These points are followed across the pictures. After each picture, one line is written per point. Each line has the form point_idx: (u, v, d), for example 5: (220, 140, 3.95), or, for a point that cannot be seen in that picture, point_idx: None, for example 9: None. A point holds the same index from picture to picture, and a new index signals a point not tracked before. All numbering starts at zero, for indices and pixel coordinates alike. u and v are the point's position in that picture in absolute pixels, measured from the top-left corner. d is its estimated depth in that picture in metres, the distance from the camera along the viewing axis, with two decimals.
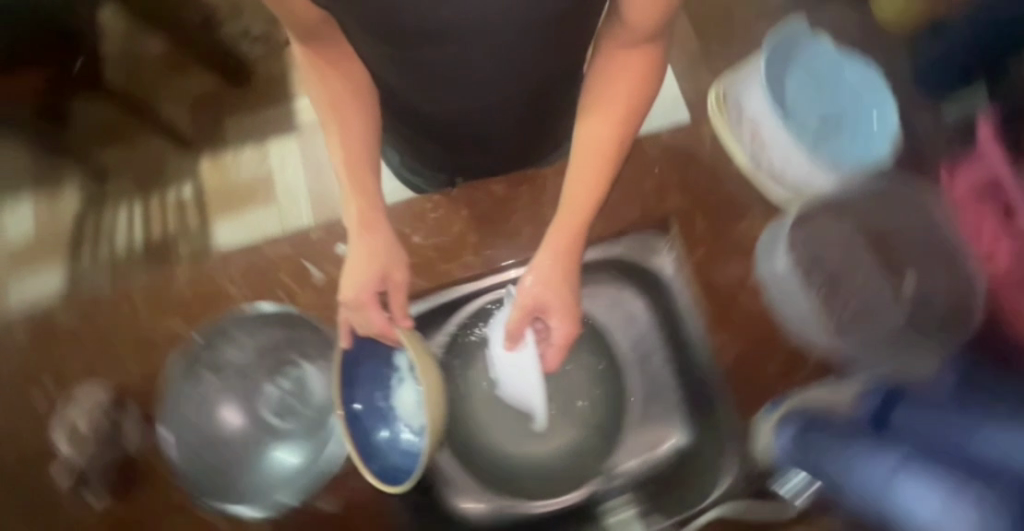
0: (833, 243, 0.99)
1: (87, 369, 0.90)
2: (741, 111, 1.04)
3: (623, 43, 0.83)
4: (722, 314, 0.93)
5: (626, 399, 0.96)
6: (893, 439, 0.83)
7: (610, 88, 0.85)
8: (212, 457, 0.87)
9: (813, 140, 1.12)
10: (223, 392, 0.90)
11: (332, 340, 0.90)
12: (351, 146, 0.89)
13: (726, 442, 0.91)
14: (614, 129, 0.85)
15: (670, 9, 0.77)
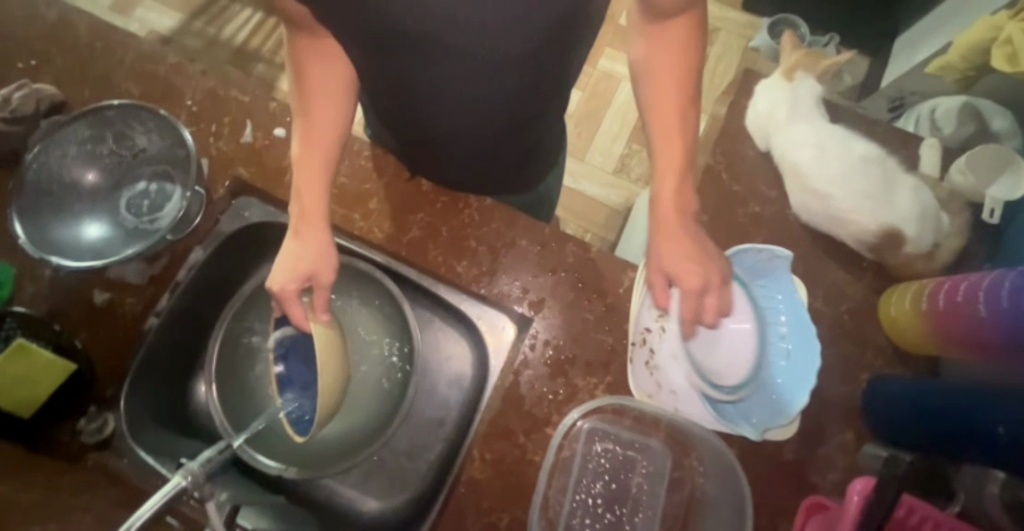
0: (675, 380, 0.82)
1: (61, 81, 1.02)
2: None
3: (666, 93, 0.75)
4: (531, 424, 0.83)
5: (415, 418, 0.94)
6: (517, 493, 0.81)
7: (656, 111, 0.76)
8: (56, 186, 0.90)
9: (784, 311, 0.83)
10: (87, 202, 0.91)
11: (196, 192, 0.91)
12: (320, 138, 0.79)
13: (392, 441, 0.94)
14: (682, 154, 0.75)
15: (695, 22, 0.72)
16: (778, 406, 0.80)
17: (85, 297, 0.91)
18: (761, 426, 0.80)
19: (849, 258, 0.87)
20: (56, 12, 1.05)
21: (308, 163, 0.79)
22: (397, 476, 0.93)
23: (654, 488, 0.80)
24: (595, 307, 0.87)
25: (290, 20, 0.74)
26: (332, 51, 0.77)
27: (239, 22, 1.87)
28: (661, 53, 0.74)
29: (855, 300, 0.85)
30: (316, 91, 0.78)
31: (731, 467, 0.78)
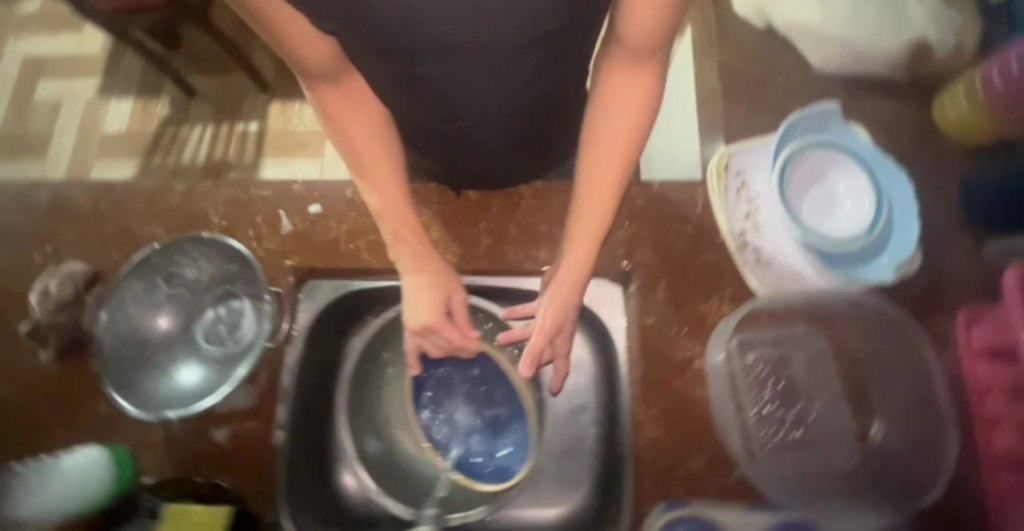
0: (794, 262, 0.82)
1: (83, 252, 1.00)
2: (736, 154, 0.87)
3: (619, 138, 0.78)
4: (678, 365, 0.84)
5: (558, 415, 0.94)
6: (698, 428, 0.82)
7: (600, 148, 0.79)
8: (132, 350, 0.88)
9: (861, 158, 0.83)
10: (171, 351, 0.90)
11: (272, 293, 0.92)
12: (382, 172, 0.82)
13: (548, 445, 0.93)
14: (607, 207, 0.80)
15: (660, 48, 0.71)
16: (901, 242, 0.80)
17: (206, 439, 0.89)
18: (894, 266, 0.79)
19: (888, 87, 0.89)
20: (49, 192, 1.04)
21: (385, 198, 0.82)
22: (570, 474, 0.91)
23: (824, 366, 0.80)
24: (685, 233, 0.87)
25: (314, 73, 0.74)
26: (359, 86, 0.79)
27: (197, 142, 1.86)
28: (634, 78, 0.75)
29: (914, 121, 0.87)
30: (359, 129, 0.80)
31: (890, 315, 0.78)
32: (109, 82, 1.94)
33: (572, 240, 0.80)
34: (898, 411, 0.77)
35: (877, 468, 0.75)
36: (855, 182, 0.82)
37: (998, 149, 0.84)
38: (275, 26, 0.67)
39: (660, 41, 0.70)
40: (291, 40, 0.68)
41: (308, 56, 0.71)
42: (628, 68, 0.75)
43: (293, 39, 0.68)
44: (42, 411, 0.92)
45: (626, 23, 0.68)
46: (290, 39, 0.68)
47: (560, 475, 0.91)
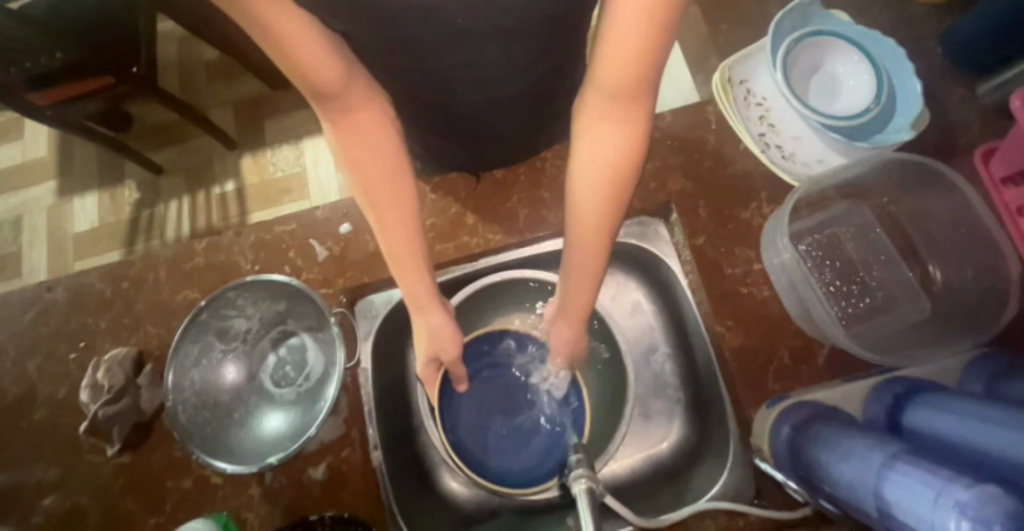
0: (814, 148, 0.88)
1: (120, 336, 0.96)
2: (734, 69, 0.94)
3: (599, 183, 0.60)
4: (740, 272, 0.87)
5: (639, 357, 0.93)
6: (778, 325, 0.84)
7: (585, 202, 0.62)
8: (210, 411, 0.87)
9: (848, 37, 0.90)
10: (248, 403, 0.89)
11: (336, 315, 0.92)
12: (393, 207, 0.68)
13: (638, 386, 0.91)
14: (596, 264, 0.67)
15: (646, 86, 0.53)
16: (905, 102, 0.87)
17: (306, 480, 0.87)
18: (907, 124, 0.86)
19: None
20: (63, 287, 0.99)
21: (394, 238, 0.69)
22: (668, 409, 0.90)
23: (866, 234, 0.86)
24: (708, 152, 0.91)
25: (318, 92, 0.60)
26: (366, 95, 0.63)
27: (170, 214, 1.54)
28: (616, 124, 0.57)
29: (869, 7, 0.96)
30: (364, 155, 0.65)
31: (927, 165, 0.80)
32: (66, 180, 1.60)
33: (572, 273, 0.69)
34: (944, 255, 0.83)
35: (944, 308, 0.82)
36: (848, 61, 0.90)
37: (944, 10, 0.94)
38: (276, 35, 0.54)
39: (648, 73, 0.52)
40: (291, 50, 0.55)
41: (311, 71, 0.57)
42: (606, 112, 0.57)
43: (294, 45, 0.55)
44: (127, 505, 0.89)
45: (608, 43, 0.51)
46: (287, 45, 0.55)
47: (660, 413, 0.90)
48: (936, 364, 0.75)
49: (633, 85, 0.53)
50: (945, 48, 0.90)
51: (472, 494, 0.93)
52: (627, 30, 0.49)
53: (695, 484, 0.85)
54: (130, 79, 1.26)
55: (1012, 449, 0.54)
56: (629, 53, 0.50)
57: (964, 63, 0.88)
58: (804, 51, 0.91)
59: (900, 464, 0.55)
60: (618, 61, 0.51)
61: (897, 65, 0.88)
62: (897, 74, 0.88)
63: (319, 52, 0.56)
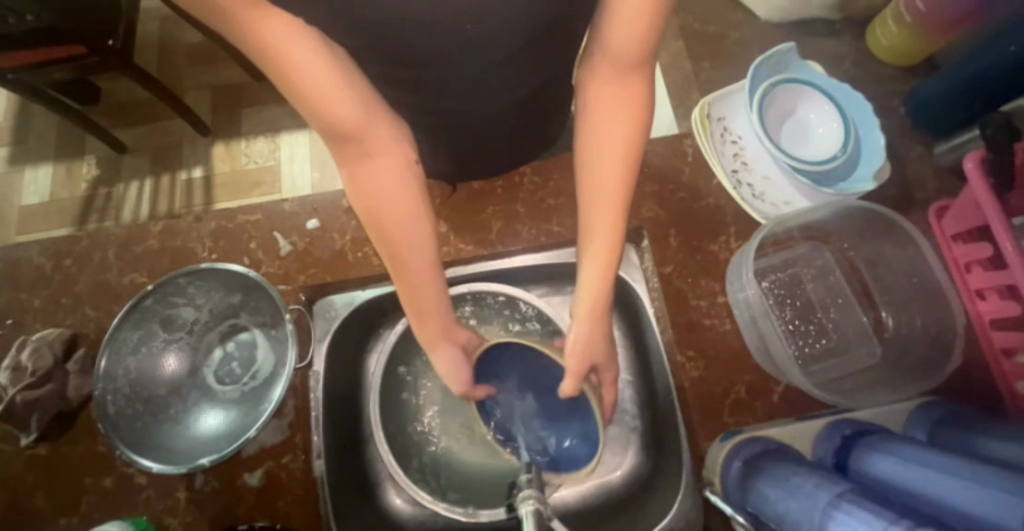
0: (784, 189, 0.91)
1: (54, 317, 0.90)
2: (714, 107, 0.97)
3: (614, 143, 0.66)
4: (705, 304, 0.88)
5: None
6: (738, 359, 0.85)
7: (602, 156, 0.66)
8: (144, 404, 0.82)
9: (821, 87, 0.94)
10: (188, 399, 0.84)
11: (292, 312, 0.88)
12: (404, 220, 0.66)
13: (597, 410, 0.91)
14: (614, 231, 0.67)
15: (650, 52, 0.60)
16: (869, 154, 0.91)
17: (239, 486, 0.81)
18: (869, 175, 0.90)
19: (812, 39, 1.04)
20: None
21: (410, 258, 0.68)
22: (625, 435, 0.89)
23: (825, 276, 0.89)
24: (682, 183, 0.93)
25: (333, 129, 0.59)
26: (382, 126, 0.62)
27: (129, 193, 1.47)
28: (624, 89, 0.64)
29: (841, 64, 1.02)
30: (378, 186, 0.64)
31: (884, 216, 0.84)
32: (22, 147, 1.51)
33: (588, 248, 0.69)
34: (898, 303, 0.86)
35: (895, 354, 0.85)
36: (819, 110, 0.94)
37: (909, 75, 1.00)
38: (290, 74, 0.54)
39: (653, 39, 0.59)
40: (305, 90, 0.55)
41: (327, 107, 0.56)
42: (616, 80, 0.64)
43: (307, 84, 0.54)
44: (36, 501, 0.81)
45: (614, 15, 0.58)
46: (300, 83, 0.54)
47: (617, 439, 0.89)
48: (884, 407, 0.77)
49: (638, 51, 0.60)
50: (909, 108, 0.96)
51: (415, 512, 0.88)
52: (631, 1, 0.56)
53: (646, 515, 0.83)
54: (105, 51, 1.22)
55: (949, 494, 0.55)
56: (635, 21, 0.57)
57: (928, 127, 0.94)
58: (780, 96, 0.94)
59: (844, 504, 0.55)
60: (623, 28, 0.58)
61: (864, 119, 0.93)
62: (863, 127, 0.93)
63: (333, 86, 0.56)
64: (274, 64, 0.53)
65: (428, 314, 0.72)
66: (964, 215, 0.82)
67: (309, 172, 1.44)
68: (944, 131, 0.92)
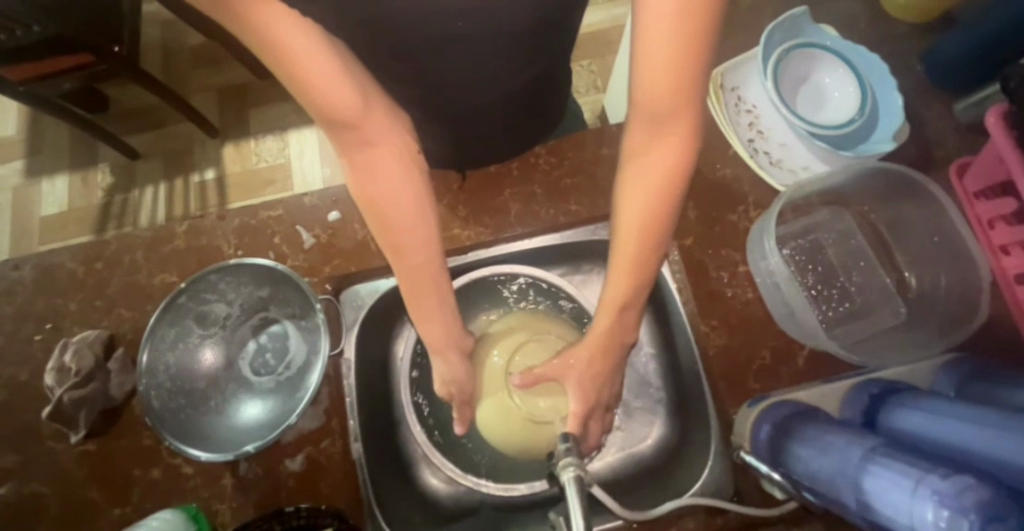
0: (801, 155, 0.91)
1: (91, 319, 0.92)
2: (726, 76, 0.96)
3: (644, 201, 0.64)
4: (726, 274, 0.88)
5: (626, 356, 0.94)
6: (762, 326, 0.86)
7: (635, 213, 0.64)
8: (184, 397, 0.85)
9: (836, 49, 0.93)
10: (228, 392, 0.87)
11: (321, 301, 0.90)
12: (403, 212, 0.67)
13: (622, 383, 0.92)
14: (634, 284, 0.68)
15: (685, 111, 0.58)
16: (887, 115, 0.91)
17: (282, 472, 0.84)
18: (887, 136, 0.90)
19: (823, 4, 1.02)
20: (30, 266, 0.94)
21: (414, 249, 0.68)
22: (651, 406, 0.91)
23: (845, 239, 0.89)
24: (698, 155, 0.93)
25: (332, 119, 0.59)
26: (380, 115, 0.63)
27: (145, 197, 1.48)
28: (660, 146, 0.61)
29: (853, 27, 1.01)
30: (380, 178, 0.65)
31: (906, 175, 0.83)
32: (37, 158, 1.53)
33: (612, 294, 0.69)
34: (920, 263, 0.87)
35: (919, 314, 0.85)
36: (834, 73, 0.93)
37: (923, 35, 0.99)
38: (288, 59, 0.54)
39: (690, 94, 0.57)
40: (303, 76, 0.55)
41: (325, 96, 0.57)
42: (649, 137, 0.61)
43: (304, 71, 0.55)
44: (88, 495, 0.84)
45: (642, 70, 0.56)
46: (297, 71, 0.55)
47: (644, 411, 0.91)
48: (911, 366, 0.77)
49: (673, 110, 0.57)
50: (927, 70, 0.95)
51: (452, 490, 0.91)
52: (657, 59, 0.54)
53: (677, 481, 0.85)
54: (110, 57, 1.22)
55: (984, 444, 0.56)
56: (666, 73, 0.55)
57: (932, 64, 0.93)
58: (792, 62, 0.94)
59: (879, 458, 0.56)
60: (654, 80, 0.55)
61: (880, 81, 0.92)
62: (881, 87, 0.92)
63: (331, 73, 0.56)
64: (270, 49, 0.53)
65: (436, 304, 0.72)
66: (984, 170, 0.82)
67: (320, 167, 1.46)
68: (941, 77, 0.93)
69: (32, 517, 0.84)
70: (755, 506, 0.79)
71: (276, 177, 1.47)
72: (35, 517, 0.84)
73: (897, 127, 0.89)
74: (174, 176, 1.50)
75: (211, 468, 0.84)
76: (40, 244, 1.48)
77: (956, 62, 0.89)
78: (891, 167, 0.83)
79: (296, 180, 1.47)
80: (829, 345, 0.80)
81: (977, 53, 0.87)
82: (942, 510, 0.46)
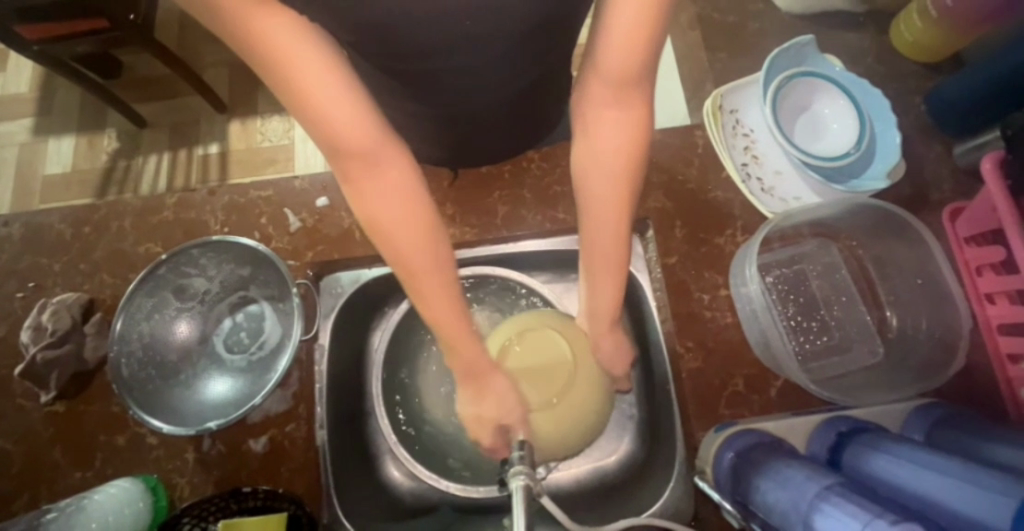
0: (795, 185, 0.90)
1: (73, 281, 0.93)
2: (726, 98, 0.96)
3: (607, 171, 0.63)
4: (707, 296, 0.88)
5: None
6: (738, 353, 0.86)
7: (598, 182, 0.64)
8: (156, 368, 0.86)
9: (839, 81, 0.93)
10: (200, 367, 0.87)
11: (299, 286, 0.90)
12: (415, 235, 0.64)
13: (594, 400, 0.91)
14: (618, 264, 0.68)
15: (647, 66, 0.56)
16: (884, 151, 0.90)
17: (245, 451, 0.84)
18: (882, 173, 0.89)
19: (831, 35, 1.02)
20: (20, 224, 0.95)
21: (422, 275, 0.66)
22: (621, 423, 0.90)
23: (830, 273, 0.88)
24: (690, 174, 0.93)
25: (334, 139, 0.58)
26: (383, 137, 0.60)
27: (148, 166, 1.49)
28: (622, 109, 0.60)
29: (860, 60, 1.00)
30: (382, 201, 0.63)
31: (893, 213, 0.82)
32: (45, 118, 1.55)
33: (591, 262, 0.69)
34: (905, 304, 0.86)
35: (898, 355, 0.85)
36: (834, 104, 0.92)
37: (929, 75, 0.98)
38: (286, 68, 0.53)
39: (651, 50, 0.55)
40: (305, 89, 0.55)
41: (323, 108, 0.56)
42: (609, 98, 0.60)
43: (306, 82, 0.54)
44: (52, 455, 0.85)
45: (610, 30, 0.55)
46: (299, 82, 0.54)
47: (615, 429, 0.90)
48: (882, 406, 0.76)
49: (635, 67, 0.56)
50: (928, 110, 0.94)
51: (412, 486, 0.91)
52: (622, 18, 0.53)
53: (637, 499, 0.84)
54: (126, 26, 1.24)
55: (942, 492, 0.55)
56: (626, 26, 0.53)
57: (939, 93, 0.92)
58: (793, 90, 0.93)
59: (832, 496, 0.55)
60: (612, 43, 0.55)
61: (880, 117, 0.91)
62: (880, 123, 0.91)
63: (336, 86, 0.55)
64: (272, 61, 0.53)
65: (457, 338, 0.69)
66: (976, 218, 0.81)
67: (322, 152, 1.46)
68: (936, 109, 0.93)
69: None
70: None
71: (279, 157, 1.48)
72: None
73: (892, 164, 0.89)
74: (178, 147, 1.50)
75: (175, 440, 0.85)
76: (40, 202, 1.49)
77: (959, 104, 0.88)
78: (883, 205, 0.82)
79: (298, 162, 1.48)
80: (796, 369, 0.78)
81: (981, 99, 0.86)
82: None
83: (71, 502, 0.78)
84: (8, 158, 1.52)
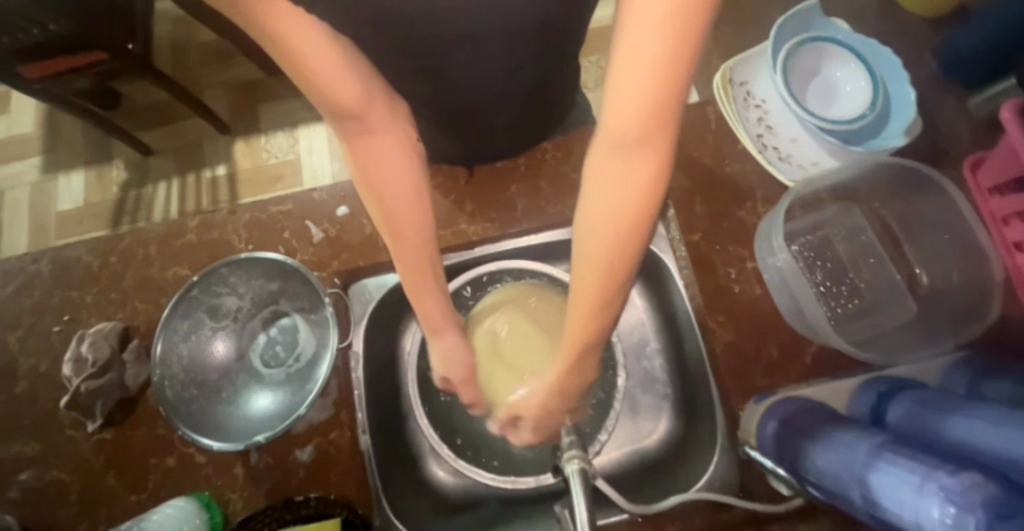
0: (812, 150, 0.90)
1: (106, 312, 0.94)
2: (735, 68, 0.96)
3: (603, 240, 0.54)
4: (733, 270, 0.88)
5: (631, 354, 0.93)
6: (771, 323, 0.86)
7: (592, 248, 0.54)
8: (197, 388, 0.87)
9: (847, 42, 0.92)
10: (241, 383, 0.89)
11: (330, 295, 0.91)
12: (400, 194, 0.66)
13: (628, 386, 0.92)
14: (598, 318, 0.58)
15: (668, 125, 0.48)
16: (900, 108, 0.90)
17: (291, 463, 0.85)
18: (900, 130, 0.88)
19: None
20: (48, 260, 0.97)
21: (413, 235, 0.67)
22: (656, 404, 0.91)
23: (854, 237, 0.89)
24: (706, 151, 0.93)
25: (337, 111, 0.59)
26: (382, 111, 0.63)
27: (158, 191, 1.51)
28: (629, 167, 0.51)
29: (866, 21, 1.00)
30: (383, 163, 0.64)
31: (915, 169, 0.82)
32: (53, 155, 1.56)
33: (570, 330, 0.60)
34: (934, 260, 0.86)
35: (931, 310, 0.84)
36: (845, 67, 0.92)
37: (938, 30, 0.97)
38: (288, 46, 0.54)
39: (668, 110, 0.47)
40: (309, 71, 0.55)
41: (326, 86, 0.56)
42: (614, 155, 0.51)
43: (309, 62, 0.54)
44: (106, 483, 0.86)
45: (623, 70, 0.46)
46: (303, 65, 0.54)
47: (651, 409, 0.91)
48: (920, 362, 0.76)
49: (645, 124, 0.48)
50: (937, 63, 0.94)
51: (459, 483, 0.92)
52: (636, 64, 0.45)
53: (682, 475, 0.85)
54: (122, 54, 1.23)
55: (998, 443, 0.55)
56: (644, 78, 0.46)
57: (946, 44, 0.92)
58: (802, 56, 0.93)
59: (887, 454, 0.55)
60: (627, 94, 0.47)
61: (892, 76, 0.91)
62: (894, 81, 0.91)
63: (335, 61, 0.56)
64: (285, 52, 0.54)
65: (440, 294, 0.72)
66: (999, 166, 0.81)
67: (328, 162, 1.47)
68: (946, 57, 0.92)
69: (49, 503, 0.86)
70: (762, 502, 0.78)
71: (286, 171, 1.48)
72: (53, 503, 0.86)
73: (909, 121, 0.88)
74: (187, 170, 1.52)
75: (224, 456, 0.86)
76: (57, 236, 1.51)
77: (969, 57, 0.88)
78: (906, 163, 0.82)
79: (305, 174, 1.48)
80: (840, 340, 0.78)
81: (992, 49, 0.85)
82: (949, 507, 0.46)
83: (131, 524, 0.81)
84: (22, 196, 1.54)
